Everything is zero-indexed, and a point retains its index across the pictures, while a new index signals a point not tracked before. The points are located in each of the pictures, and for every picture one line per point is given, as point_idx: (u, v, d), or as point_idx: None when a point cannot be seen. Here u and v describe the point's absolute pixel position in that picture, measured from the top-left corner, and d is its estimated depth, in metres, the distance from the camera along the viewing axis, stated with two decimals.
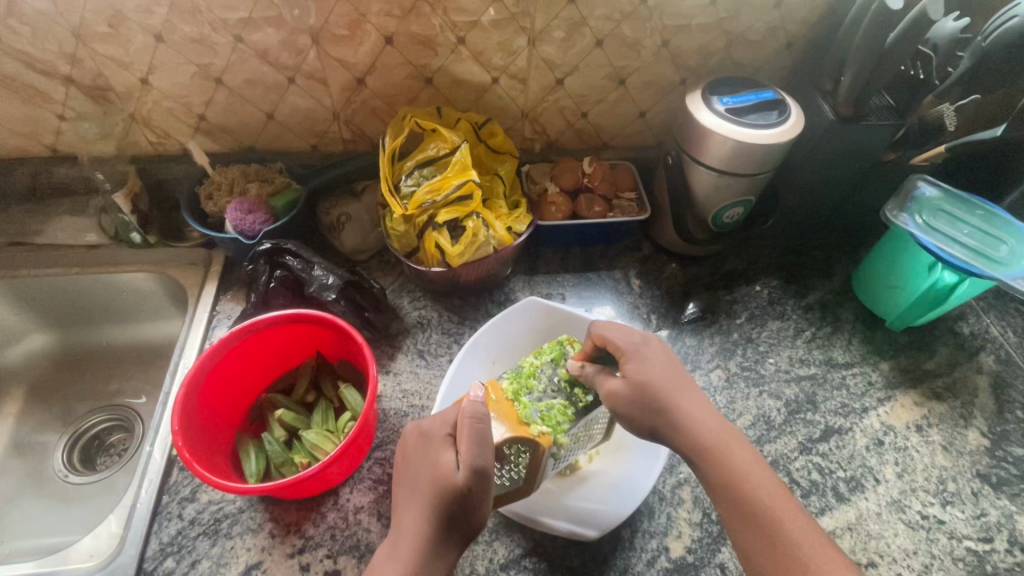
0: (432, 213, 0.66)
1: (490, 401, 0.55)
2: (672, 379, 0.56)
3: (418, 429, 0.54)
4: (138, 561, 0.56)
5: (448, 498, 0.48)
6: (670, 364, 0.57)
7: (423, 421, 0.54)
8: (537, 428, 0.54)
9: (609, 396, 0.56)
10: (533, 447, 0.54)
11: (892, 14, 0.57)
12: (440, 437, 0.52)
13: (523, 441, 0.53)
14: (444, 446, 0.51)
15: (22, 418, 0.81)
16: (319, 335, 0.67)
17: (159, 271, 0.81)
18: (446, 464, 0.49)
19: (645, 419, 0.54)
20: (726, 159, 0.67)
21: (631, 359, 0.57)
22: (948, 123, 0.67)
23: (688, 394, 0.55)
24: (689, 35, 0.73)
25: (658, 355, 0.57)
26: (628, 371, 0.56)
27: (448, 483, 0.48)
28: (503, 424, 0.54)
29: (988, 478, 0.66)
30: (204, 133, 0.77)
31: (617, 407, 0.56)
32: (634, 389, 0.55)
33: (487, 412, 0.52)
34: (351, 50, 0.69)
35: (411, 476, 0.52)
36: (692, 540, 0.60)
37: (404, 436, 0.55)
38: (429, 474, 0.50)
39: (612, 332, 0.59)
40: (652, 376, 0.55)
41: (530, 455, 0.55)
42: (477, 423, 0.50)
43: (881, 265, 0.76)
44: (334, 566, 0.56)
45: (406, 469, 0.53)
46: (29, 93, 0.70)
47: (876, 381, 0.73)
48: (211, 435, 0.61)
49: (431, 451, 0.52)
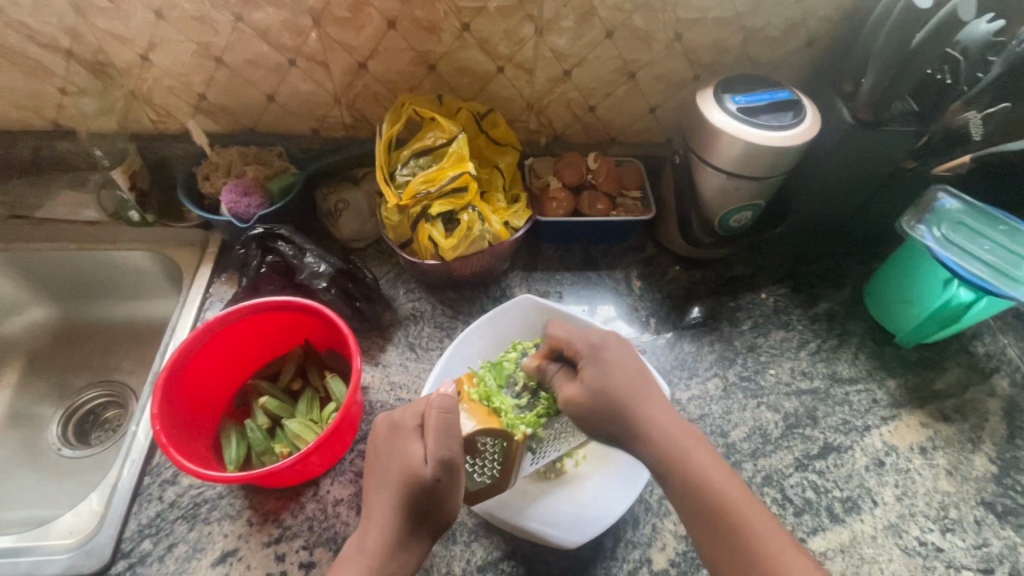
0: (426, 204, 0.65)
1: (462, 396, 0.54)
2: (631, 383, 0.54)
3: (388, 419, 0.53)
4: (115, 542, 0.56)
5: (417, 489, 0.48)
6: (628, 369, 0.55)
7: (393, 412, 0.53)
8: (509, 418, 0.53)
9: (567, 401, 0.54)
10: (506, 441, 0.52)
11: (921, 13, 0.54)
12: (409, 428, 0.51)
13: (492, 432, 0.52)
14: (413, 437, 0.51)
15: (21, 389, 0.82)
16: (307, 324, 0.66)
17: (156, 250, 0.80)
18: (415, 456, 0.49)
19: (607, 427, 0.53)
20: (735, 161, 0.64)
21: (590, 364, 0.56)
22: (973, 132, 0.62)
23: (647, 397, 0.53)
24: (704, 29, 0.70)
25: (617, 360, 0.56)
26: (586, 377, 0.55)
27: (416, 475, 0.48)
28: (472, 418, 0.52)
29: (993, 507, 0.63)
30: (205, 113, 0.76)
31: (576, 416, 0.54)
32: (591, 394, 0.54)
33: (456, 405, 0.51)
34: (353, 33, 0.67)
35: (380, 468, 0.51)
36: (676, 553, 0.58)
37: (374, 428, 0.55)
38: (399, 465, 0.50)
39: (568, 337, 0.58)
40: (609, 382, 0.54)
41: (506, 449, 0.53)
42: (445, 413, 0.49)
43: (896, 278, 0.72)
44: (310, 557, 0.56)
45: (376, 461, 0.52)
46: (31, 65, 0.70)
47: (881, 399, 0.70)
48: (192, 421, 0.61)
49: (399, 442, 0.51)
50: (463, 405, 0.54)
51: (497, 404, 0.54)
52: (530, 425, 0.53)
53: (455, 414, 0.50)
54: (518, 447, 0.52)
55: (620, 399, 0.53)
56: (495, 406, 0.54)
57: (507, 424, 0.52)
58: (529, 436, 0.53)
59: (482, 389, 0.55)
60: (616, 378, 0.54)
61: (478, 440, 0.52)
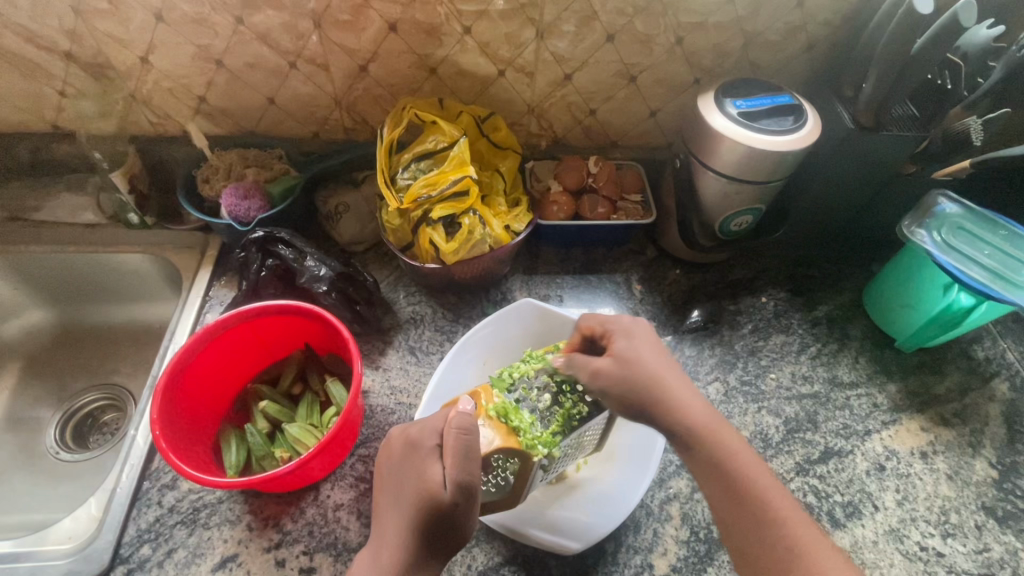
0: (427, 208, 0.64)
1: (480, 410, 0.53)
2: (658, 363, 0.54)
3: (405, 435, 0.52)
4: (114, 547, 0.56)
5: (434, 511, 0.46)
6: (656, 344, 0.55)
7: (410, 429, 0.51)
8: (527, 438, 0.52)
9: (594, 373, 0.54)
10: (522, 460, 0.52)
11: (922, 18, 0.54)
12: (427, 448, 0.49)
13: (510, 451, 0.51)
14: (432, 457, 0.49)
15: (19, 392, 0.81)
16: (308, 328, 0.66)
17: (155, 253, 0.80)
18: (434, 478, 0.47)
19: (632, 402, 0.52)
20: (736, 165, 0.64)
21: (619, 339, 0.56)
22: (974, 136, 0.61)
23: (673, 374, 0.53)
24: (705, 33, 0.70)
25: (644, 336, 0.56)
26: (616, 349, 0.55)
27: (434, 498, 0.46)
28: (491, 434, 0.51)
29: (993, 512, 0.63)
30: (205, 115, 0.76)
31: (603, 387, 0.54)
32: (620, 363, 0.54)
33: (475, 424, 0.48)
34: (354, 36, 0.67)
35: (397, 485, 0.49)
36: (677, 558, 0.58)
37: (392, 441, 0.53)
38: (415, 485, 0.48)
39: (601, 321, 0.58)
40: (639, 354, 0.54)
41: (519, 466, 0.53)
42: (465, 435, 0.47)
43: (897, 282, 0.72)
44: (310, 563, 0.55)
45: (392, 478, 0.50)
46: (30, 68, 0.69)
47: (881, 403, 0.70)
48: (192, 425, 0.60)
49: (417, 462, 0.49)
50: (481, 421, 0.53)
51: (516, 422, 0.53)
52: (547, 445, 0.52)
53: (475, 435, 0.47)
54: (534, 466, 0.52)
55: (649, 375, 0.53)
56: (513, 423, 0.53)
57: (526, 445, 0.51)
58: (546, 456, 0.52)
59: (500, 405, 0.53)
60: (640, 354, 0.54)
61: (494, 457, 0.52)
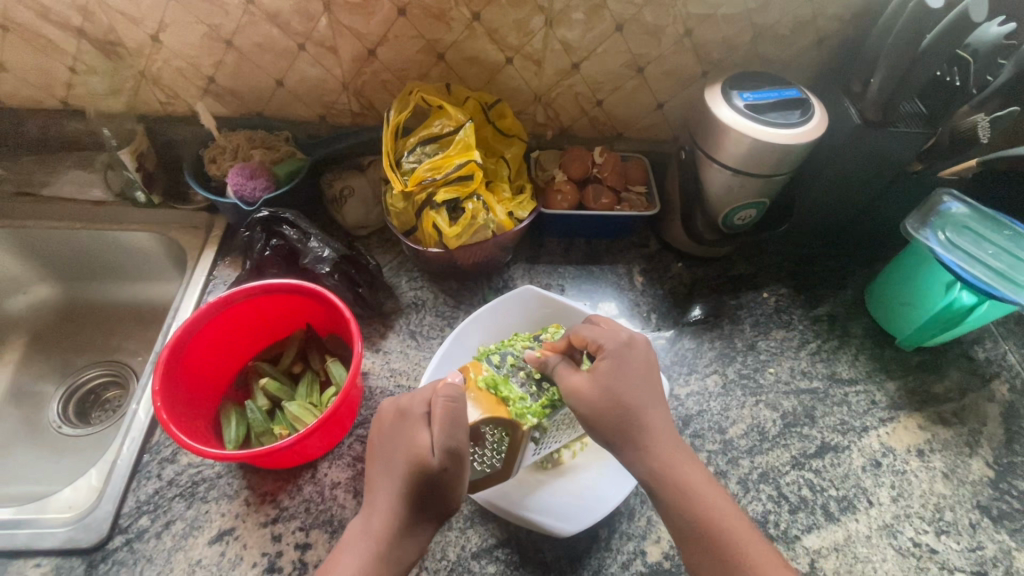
0: (432, 191, 0.65)
1: (469, 383, 0.53)
2: (642, 393, 0.53)
3: (396, 404, 0.52)
4: (114, 517, 0.56)
5: (424, 476, 0.47)
6: (645, 375, 0.54)
7: (402, 398, 0.52)
8: (516, 407, 0.52)
9: (573, 390, 0.52)
10: (510, 429, 0.51)
11: (931, 13, 0.53)
12: (417, 415, 0.49)
13: (498, 421, 0.51)
14: (421, 424, 0.49)
15: (22, 366, 0.82)
16: (310, 309, 0.66)
17: (161, 232, 0.80)
18: (422, 445, 0.47)
19: (611, 426, 0.52)
20: (742, 158, 0.64)
21: (607, 357, 0.54)
22: (982, 134, 0.59)
23: (654, 408, 0.53)
24: (714, 25, 0.70)
25: (637, 361, 0.55)
26: (600, 371, 0.53)
27: (422, 464, 0.47)
28: (478, 406, 0.51)
29: (988, 511, 0.63)
30: (213, 96, 0.76)
31: (578, 408, 0.52)
32: (601, 390, 0.52)
33: (463, 395, 0.49)
34: (363, 19, 0.67)
35: (388, 452, 0.50)
36: (670, 546, 0.58)
37: (382, 410, 0.53)
38: (405, 453, 0.48)
39: (592, 332, 0.56)
40: (621, 383, 0.53)
41: (509, 438, 0.53)
42: (451, 402, 0.47)
43: (899, 279, 0.72)
44: (306, 539, 0.56)
45: (383, 445, 0.51)
46: (41, 43, 0.70)
47: (880, 401, 0.70)
48: (193, 399, 0.61)
49: (407, 429, 0.50)
50: (469, 392, 0.52)
51: (505, 393, 0.52)
52: (536, 416, 0.52)
53: (462, 403, 0.48)
54: (523, 436, 0.51)
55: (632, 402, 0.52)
56: (503, 395, 0.52)
57: (515, 414, 0.51)
58: (535, 426, 0.52)
59: (489, 376, 0.53)
60: (628, 378, 0.53)
61: (482, 427, 0.52)
